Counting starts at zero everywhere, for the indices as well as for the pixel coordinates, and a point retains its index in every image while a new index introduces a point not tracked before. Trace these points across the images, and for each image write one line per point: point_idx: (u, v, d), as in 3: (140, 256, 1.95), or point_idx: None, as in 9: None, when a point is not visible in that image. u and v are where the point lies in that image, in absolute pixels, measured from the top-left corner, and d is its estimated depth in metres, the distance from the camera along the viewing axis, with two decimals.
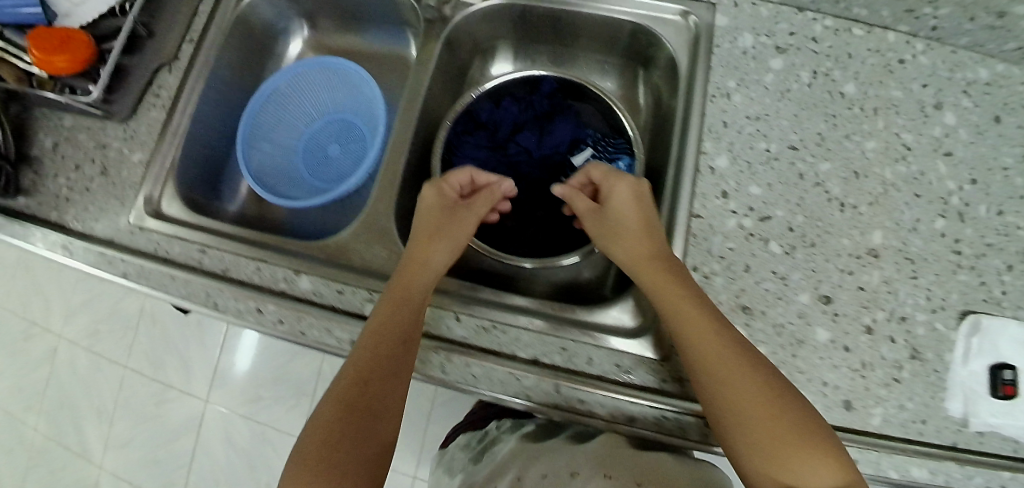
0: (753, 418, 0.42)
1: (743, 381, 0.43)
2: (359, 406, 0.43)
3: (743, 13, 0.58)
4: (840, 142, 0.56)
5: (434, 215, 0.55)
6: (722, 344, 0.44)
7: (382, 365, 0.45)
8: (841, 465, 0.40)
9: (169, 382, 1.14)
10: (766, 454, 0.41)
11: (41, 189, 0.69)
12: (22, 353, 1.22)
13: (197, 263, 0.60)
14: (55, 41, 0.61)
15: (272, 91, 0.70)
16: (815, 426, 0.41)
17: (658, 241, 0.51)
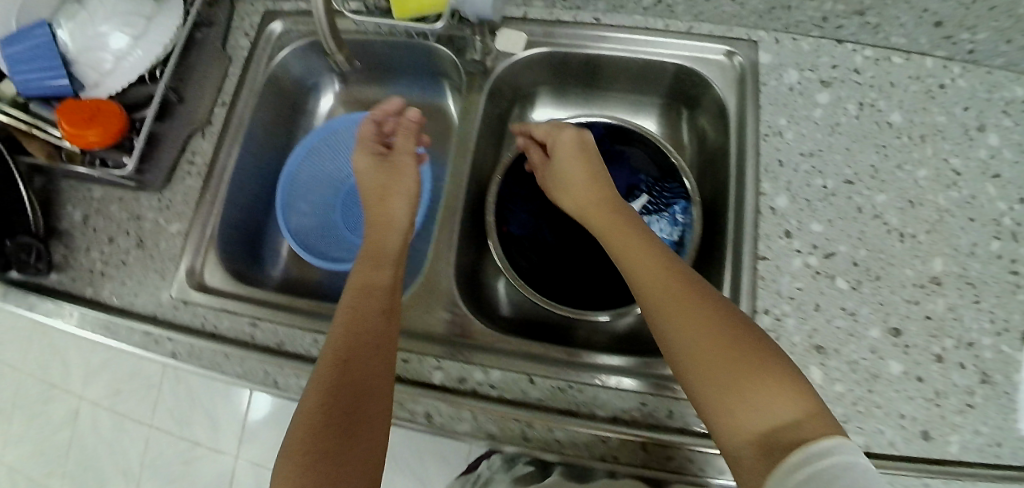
0: (702, 355, 0.39)
1: (683, 320, 0.41)
2: (341, 387, 0.42)
3: (785, 49, 0.58)
4: (893, 172, 0.57)
5: (375, 169, 0.60)
6: (661, 279, 0.44)
7: (360, 339, 0.45)
8: (796, 394, 0.36)
9: (196, 439, 1.11)
10: (719, 389, 0.38)
11: (73, 263, 0.66)
12: (42, 417, 1.17)
13: (249, 338, 0.58)
14: (86, 114, 0.59)
15: (308, 150, 0.70)
16: (767, 354, 0.38)
17: (603, 188, 0.53)
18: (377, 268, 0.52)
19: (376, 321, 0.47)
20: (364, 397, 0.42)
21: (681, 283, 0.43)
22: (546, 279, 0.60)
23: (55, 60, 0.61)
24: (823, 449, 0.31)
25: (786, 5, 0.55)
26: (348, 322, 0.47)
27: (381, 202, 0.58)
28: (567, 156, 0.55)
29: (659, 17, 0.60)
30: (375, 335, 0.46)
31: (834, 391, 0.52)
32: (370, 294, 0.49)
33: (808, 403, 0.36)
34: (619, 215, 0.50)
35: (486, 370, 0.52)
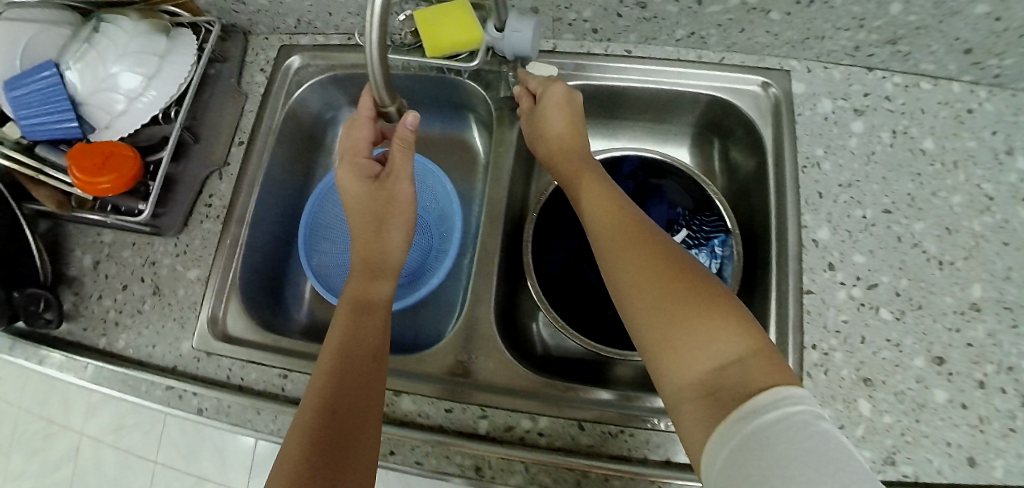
0: (647, 294, 0.40)
1: (631, 262, 0.42)
2: (343, 386, 0.42)
3: (818, 78, 0.60)
4: (928, 200, 0.57)
5: (364, 194, 0.53)
6: (615, 229, 0.45)
7: (360, 350, 0.45)
8: (744, 333, 0.36)
9: (204, 474, 0.99)
10: (660, 323, 0.38)
11: (84, 312, 0.63)
12: (40, 454, 1.04)
13: (279, 390, 0.55)
14: (98, 160, 0.56)
15: (330, 188, 0.69)
16: (717, 292, 0.38)
17: (578, 141, 0.55)
18: (375, 286, 0.50)
19: (368, 326, 0.47)
20: (357, 404, 0.42)
21: (636, 230, 0.44)
22: (586, 319, 0.59)
23: (64, 103, 0.57)
24: (771, 399, 0.31)
25: (819, 36, 0.56)
26: (346, 335, 0.46)
27: (376, 231, 0.52)
28: (541, 121, 0.55)
29: (690, 49, 0.61)
30: (370, 340, 0.46)
31: (882, 422, 0.51)
32: (368, 309, 0.49)
33: (756, 343, 0.35)
34: (591, 179, 0.51)
35: (534, 417, 0.51)
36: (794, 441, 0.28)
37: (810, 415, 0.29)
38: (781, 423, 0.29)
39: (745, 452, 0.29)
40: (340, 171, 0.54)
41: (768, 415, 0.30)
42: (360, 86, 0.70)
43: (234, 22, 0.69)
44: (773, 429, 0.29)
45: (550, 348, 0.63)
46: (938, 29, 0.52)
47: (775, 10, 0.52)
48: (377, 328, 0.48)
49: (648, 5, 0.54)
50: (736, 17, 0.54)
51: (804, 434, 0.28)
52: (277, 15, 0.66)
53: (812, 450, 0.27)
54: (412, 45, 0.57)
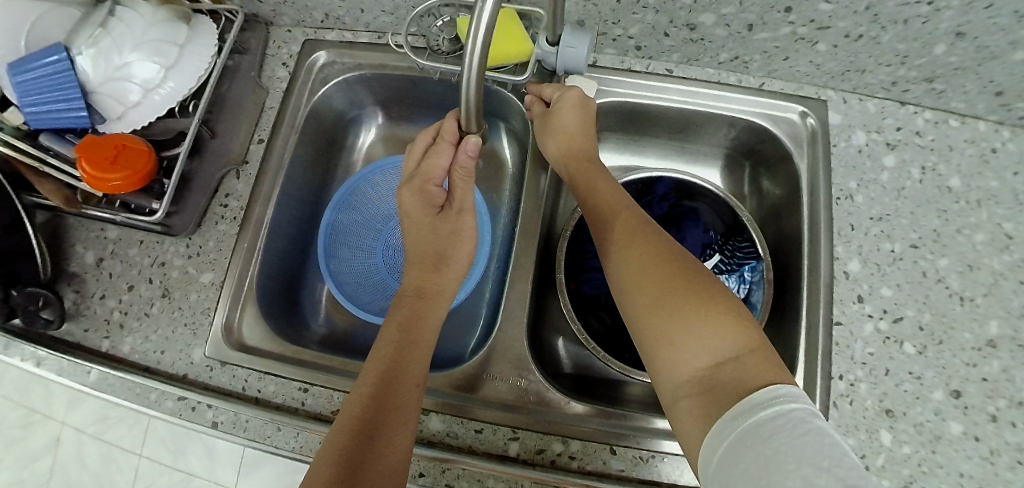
0: (648, 293, 0.41)
1: (633, 263, 0.43)
2: (381, 398, 0.43)
3: (853, 110, 0.61)
4: (953, 236, 0.58)
5: (424, 218, 0.52)
6: (618, 228, 0.46)
7: (404, 364, 0.45)
8: (740, 331, 0.37)
9: (192, 471, 0.94)
10: (660, 323, 0.39)
11: (85, 312, 0.60)
12: (17, 445, 0.99)
13: (298, 404, 0.54)
14: (108, 155, 0.53)
15: (352, 192, 0.67)
16: (716, 290, 0.39)
17: (588, 138, 0.54)
18: (427, 307, 0.49)
19: (416, 344, 0.47)
20: (388, 419, 0.42)
21: (640, 231, 0.45)
22: (619, 341, 0.59)
23: (73, 92, 0.53)
24: (767, 396, 0.32)
25: (859, 70, 0.57)
26: (393, 352, 0.46)
27: (435, 268, 0.51)
28: (544, 120, 0.55)
29: (730, 72, 0.61)
30: (416, 356, 0.46)
31: (901, 453, 0.51)
32: (417, 328, 0.48)
33: (752, 341, 0.36)
34: (597, 178, 0.51)
35: (566, 441, 0.50)
36: (787, 438, 0.29)
37: (804, 413, 0.30)
38: (776, 420, 0.30)
39: (741, 446, 0.30)
40: (403, 196, 0.52)
41: (762, 411, 0.31)
42: (387, 88, 0.68)
43: (256, 12, 0.66)
44: (769, 427, 0.30)
45: (575, 366, 0.62)
46: (975, 71, 0.53)
47: (822, 41, 0.54)
48: (425, 349, 0.47)
49: (697, 27, 0.55)
50: (782, 45, 0.55)
51: (798, 432, 0.29)
52: (305, 8, 0.64)
53: (803, 447, 0.29)
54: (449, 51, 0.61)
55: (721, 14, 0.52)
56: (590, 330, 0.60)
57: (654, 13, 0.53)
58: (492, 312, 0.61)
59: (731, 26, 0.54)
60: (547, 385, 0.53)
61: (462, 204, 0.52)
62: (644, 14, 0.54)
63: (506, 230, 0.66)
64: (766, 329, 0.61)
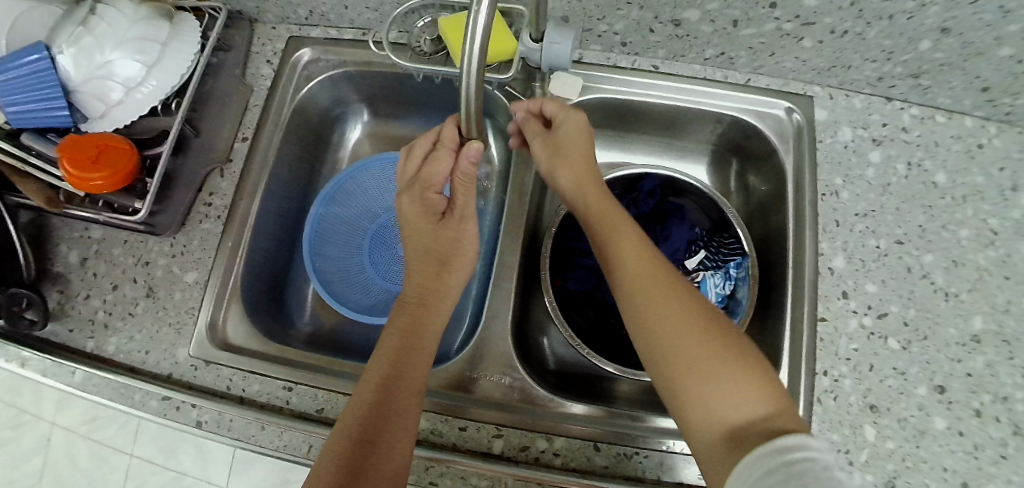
0: (683, 352, 0.40)
1: (663, 316, 0.42)
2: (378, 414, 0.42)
3: (839, 106, 0.61)
4: (938, 232, 0.58)
5: (423, 223, 0.50)
6: (643, 276, 0.44)
7: (405, 373, 0.45)
8: (772, 393, 0.37)
9: (183, 470, 0.94)
10: (695, 382, 0.38)
11: (69, 312, 0.59)
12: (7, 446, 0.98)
13: (283, 403, 0.53)
14: (91, 154, 0.52)
15: (337, 190, 0.66)
16: (746, 351, 0.40)
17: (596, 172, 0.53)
18: (426, 316, 0.49)
19: (416, 352, 0.47)
20: (388, 434, 0.42)
21: (666, 280, 0.44)
22: (604, 339, 0.60)
23: (55, 92, 0.53)
24: (796, 440, 0.32)
25: (846, 65, 0.57)
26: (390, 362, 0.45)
27: (437, 273, 0.50)
28: (556, 148, 0.53)
29: (717, 68, 0.61)
30: (419, 360, 0.46)
31: (885, 447, 0.51)
32: (418, 340, 0.47)
33: (784, 404, 0.37)
34: (614, 214, 0.49)
35: (550, 438, 0.50)
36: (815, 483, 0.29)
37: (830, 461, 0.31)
38: (805, 465, 0.30)
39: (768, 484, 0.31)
40: (403, 200, 0.51)
41: (792, 452, 0.31)
42: (373, 85, 0.68)
43: (239, 8, 0.66)
44: (796, 468, 0.30)
45: (560, 363, 0.62)
46: (962, 67, 0.53)
47: (808, 37, 0.53)
48: (425, 354, 0.47)
49: (683, 23, 0.54)
50: (768, 41, 0.55)
51: (825, 478, 0.30)
52: (288, 5, 0.63)
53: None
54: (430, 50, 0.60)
55: (706, 9, 0.52)
56: (576, 326, 0.60)
57: (638, 9, 0.53)
58: (477, 310, 0.61)
59: (716, 22, 0.53)
60: (531, 382, 0.53)
61: (463, 211, 0.51)
62: (630, 10, 0.54)
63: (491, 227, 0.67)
64: (752, 325, 0.61)
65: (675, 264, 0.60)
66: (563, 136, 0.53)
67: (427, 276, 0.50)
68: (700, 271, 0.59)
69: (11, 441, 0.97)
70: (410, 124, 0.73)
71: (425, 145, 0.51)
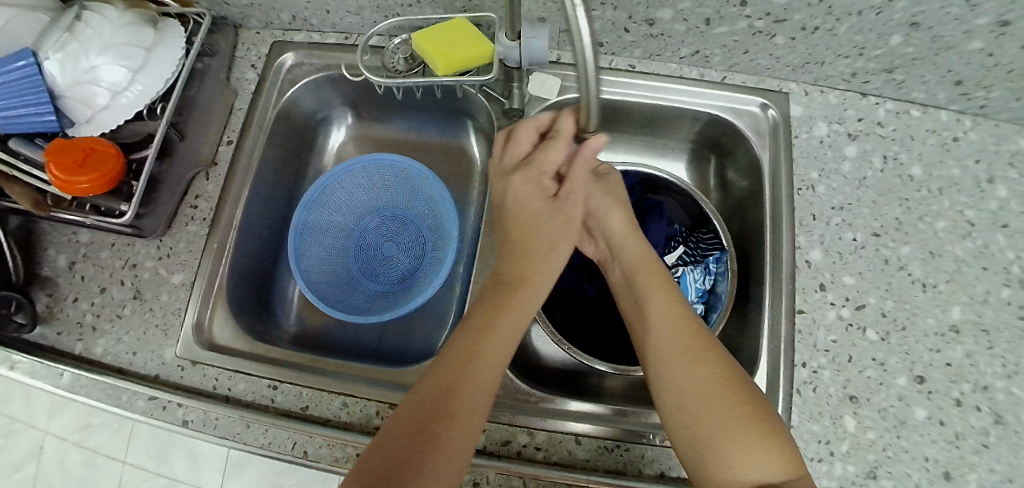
0: (716, 418, 0.39)
1: (700, 379, 0.41)
2: (450, 404, 0.41)
3: (815, 102, 0.62)
4: (914, 224, 0.58)
5: (534, 200, 0.50)
6: (683, 337, 0.43)
7: (491, 357, 0.44)
8: (794, 461, 0.38)
9: (176, 475, 0.94)
10: (723, 446, 0.38)
11: (56, 315, 0.60)
12: None
13: (269, 401, 0.54)
14: (77, 158, 0.53)
15: (322, 193, 0.67)
16: (773, 419, 0.40)
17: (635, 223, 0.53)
18: (520, 299, 0.48)
19: (489, 354, 0.44)
20: (448, 436, 0.40)
21: (704, 343, 0.43)
22: (581, 333, 0.61)
23: (42, 97, 0.54)
24: None
25: (819, 62, 0.58)
26: (459, 360, 0.44)
27: (546, 250, 0.50)
28: (606, 194, 0.53)
29: (693, 66, 0.62)
30: (502, 343, 0.45)
31: (865, 438, 0.52)
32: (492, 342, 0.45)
33: (801, 472, 0.38)
34: (655, 268, 0.49)
35: (531, 432, 0.51)
36: None
37: None
38: None
39: None
40: (516, 180, 0.51)
41: None
42: (356, 88, 0.68)
43: (224, 14, 0.67)
44: None
45: (542, 359, 0.62)
46: (933, 61, 0.54)
47: (780, 34, 0.54)
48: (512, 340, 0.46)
49: (656, 22, 0.55)
50: (741, 39, 0.56)
51: None
52: (272, 10, 0.64)
53: None
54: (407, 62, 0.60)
55: (679, 9, 0.53)
56: (555, 322, 0.61)
57: (613, 9, 0.54)
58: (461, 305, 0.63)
59: (689, 20, 0.54)
60: (513, 377, 0.55)
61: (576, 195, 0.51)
62: (604, 10, 0.55)
63: (474, 225, 0.68)
64: (733, 319, 0.62)
65: None
66: (612, 181, 0.54)
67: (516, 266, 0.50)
68: (679, 267, 0.60)
69: (3, 449, 0.98)
70: (394, 126, 0.74)
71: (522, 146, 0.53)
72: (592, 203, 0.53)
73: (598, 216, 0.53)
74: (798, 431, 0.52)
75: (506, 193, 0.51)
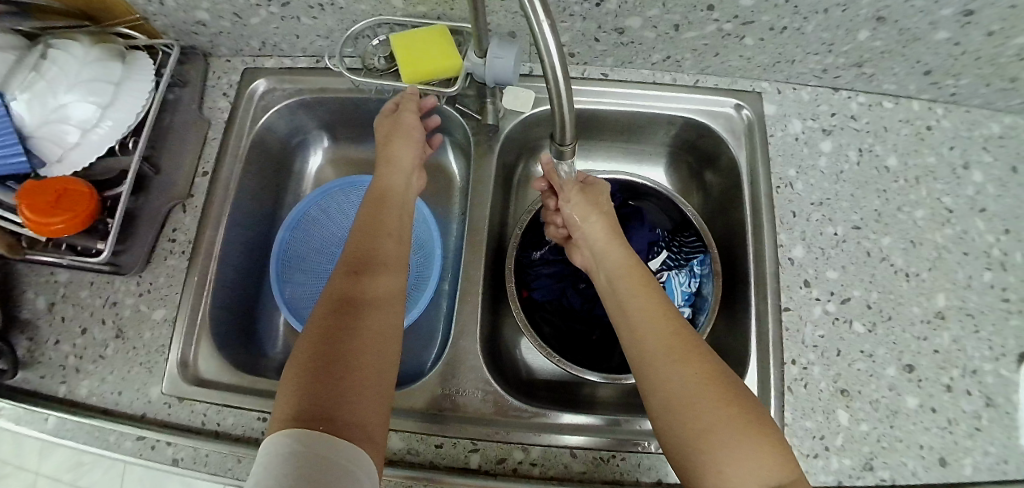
0: (705, 419, 0.38)
1: (688, 379, 0.40)
2: (350, 299, 0.45)
3: (788, 99, 0.63)
4: (894, 214, 0.59)
5: (385, 126, 0.58)
6: (667, 338, 0.43)
7: (375, 248, 0.49)
8: (782, 460, 0.38)
9: None
10: (713, 445, 0.38)
11: (34, 359, 0.58)
12: None
13: (259, 433, 0.53)
14: (49, 199, 0.52)
15: (303, 218, 0.68)
16: (765, 421, 0.39)
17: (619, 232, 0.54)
18: (391, 208, 0.54)
19: (376, 279, 0.47)
20: (364, 336, 0.43)
21: (690, 344, 0.43)
22: (570, 344, 0.62)
23: (9, 138, 0.52)
24: None
25: (790, 60, 0.59)
26: (353, 289, 0.46)
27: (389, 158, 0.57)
28: (588, 203, 0.54)
29: (665, 72, 0.63)
30: (386, 239, 0.51)
31: (859, 430, 0.51)
32: (374, 269, 0.48)
33: (791, 474, 0.38)
34: (636, 271, 0.49)
35: (526, 449, 0.51)
36: None
37: None
38: None
39: None
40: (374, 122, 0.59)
41: None
42: (330, 111, 0.69)
43: (193, 44, 0.66)
44: None
45: (533, 372, 0.62)
46: (902, 53, 0.55)
47: (749, 36, 0.55)
48: (391, 237, 0.51)
49: (626, 31, 0.56)
50: (711, 42, 0.56)
51: None
52: (241, 37, 0.64)
53: None
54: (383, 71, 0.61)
55: (647, 16, 0.53)
56: (543, 337, 0.62)
57: (581, 20, 0.54)
58: (447, 328, 0.61)
59: (658, 27, 0.55)
60: (504, 392, 0.54)
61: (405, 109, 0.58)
62: (573, 21, 0.55)
63: (457, 242, 0.68)
64: (721, 319, 0.62)
65: None
66: (597, 192, 0.56)
67: (377, 210, 0.53)
68: (664, 271, 0.61)
69: None
70: (372, 146, 0.75)
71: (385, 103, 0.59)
72: (574, 214, 0.55)
73: (582, 226, 0.54)
74: (792, 429, 0.51)
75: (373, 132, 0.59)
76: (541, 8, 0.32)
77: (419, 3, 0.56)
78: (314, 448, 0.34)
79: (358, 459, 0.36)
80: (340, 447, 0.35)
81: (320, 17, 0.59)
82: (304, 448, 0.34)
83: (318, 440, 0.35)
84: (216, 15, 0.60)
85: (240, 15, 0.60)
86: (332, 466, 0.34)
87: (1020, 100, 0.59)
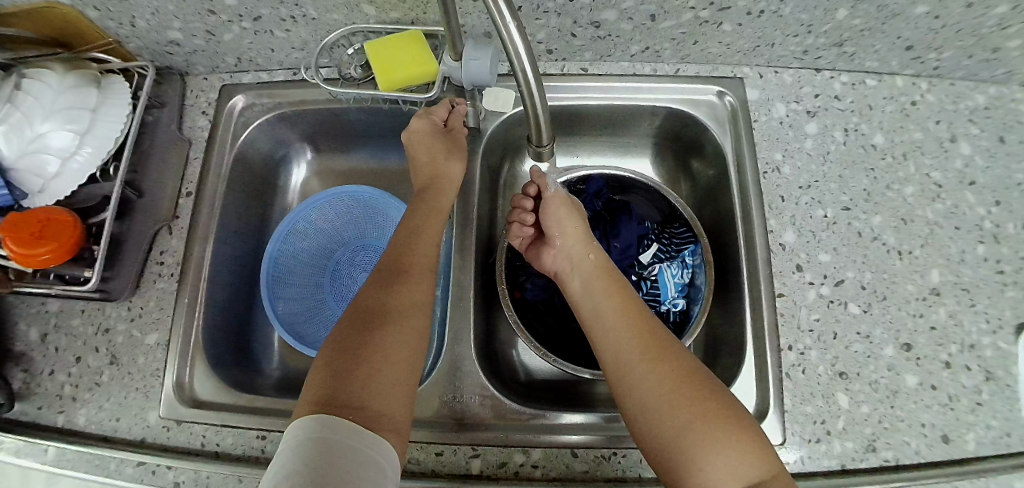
0: (682, 418, 0.39)
1: (662, 380, 0.41)
2: (374, 312, 0.45)
3: (770, 84, 0.62)
4: (883, 192, 0.58)
5: (427, 138, 0.56)
6: (645, 341, 0.44)
7: (408, 258, 0.49)
8: (764, 458, 0.38)
9: None
10: (695, 443, 0.38)
11: (28, 393, 0.57)
12: None
13: (258, 452, 0.53)
14: (33, 230, 0.51)
15: (292, 230, 0.67)
16: (743, 416, 0.40)
17: (596, 243, 0.55)
18: (424, 215, 0.53)
19: (402, 287, 0.47)
20: (384, 349, 0.42)
21: (666, 346, 0.44)
22: (566, 343, 0.62)
23: None
24: None
25: (769, 43, 0.58)
26: (379, 296, 0.46)
27: (436, 164, 0.56)
28: (567, 205, 0.56)
29: (645, 62, 0.63)
30: (421, 246, 0.50)
31: (860, 412, 0.51)
32: (402, 278, 0.47)
33: (775, 467, 0.38)
34: (614, 278, 0.51)
35: (526, 451, 0.50)
36: None
37: None
38: None
39: None
40: (413, 121, 0.57)
41: None
42: (312, 123, 0.69)
43: (169, 64, 0.66)
44: None
45: (531, 373, 0.62)
46: (881, 30, 0.54)
47: (727, 22, 0.54)
48: (425, 247, 0.51)
49: (602, 24, 0.55)
50: (688, 30, 0.56)
51: None
52: (216, 55, 0.63)
53: None
54: (361, 79, 0.61)
55: (623, 8, 0.53)
56: (538, 337, 0.62)
57: (557, 16, 0.54)
58: (441, 330, 0.59)
59: (634, 18, 0.54)
60: (502, 397, 0.54)
61: (456, 127, 0.58)
62: (548, 18, 0.54)
63: None
64: (715, 307, 0.62)
65: (629, 261, 0.62)
66: (572, 202, 0.57)
67: (423, 221, 0.53)
68: (655, 264, 0.61)
69: None
70: (355, 157, 0.75)
71: (441, 112, 0.58)
72: (556, 214, 0.56)
73: (562, 227, 0.56)
74: (792, 415, 0.51)
75: (408, 135, 0.57)
76: (506, 12, 0.31)
77: (391, 10, 0.55)
78: (340, 436, 0.35)
79: (382, 447, 0.37)
80: (352, 456, 0.35)
81: (293, 29, 0.58)
82: (331, 432, 0.35)
83: (346, 425, 0.36)
84: (189, 34, 0.59)
85: (213, 32, 0.59)
86: (355, 452, 0.35)
87: (1002, 70, 0.59)
